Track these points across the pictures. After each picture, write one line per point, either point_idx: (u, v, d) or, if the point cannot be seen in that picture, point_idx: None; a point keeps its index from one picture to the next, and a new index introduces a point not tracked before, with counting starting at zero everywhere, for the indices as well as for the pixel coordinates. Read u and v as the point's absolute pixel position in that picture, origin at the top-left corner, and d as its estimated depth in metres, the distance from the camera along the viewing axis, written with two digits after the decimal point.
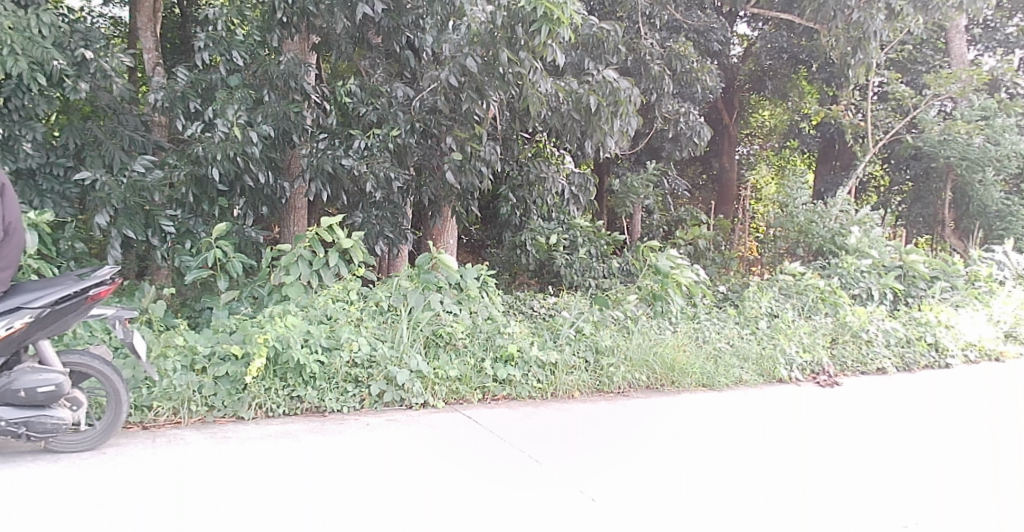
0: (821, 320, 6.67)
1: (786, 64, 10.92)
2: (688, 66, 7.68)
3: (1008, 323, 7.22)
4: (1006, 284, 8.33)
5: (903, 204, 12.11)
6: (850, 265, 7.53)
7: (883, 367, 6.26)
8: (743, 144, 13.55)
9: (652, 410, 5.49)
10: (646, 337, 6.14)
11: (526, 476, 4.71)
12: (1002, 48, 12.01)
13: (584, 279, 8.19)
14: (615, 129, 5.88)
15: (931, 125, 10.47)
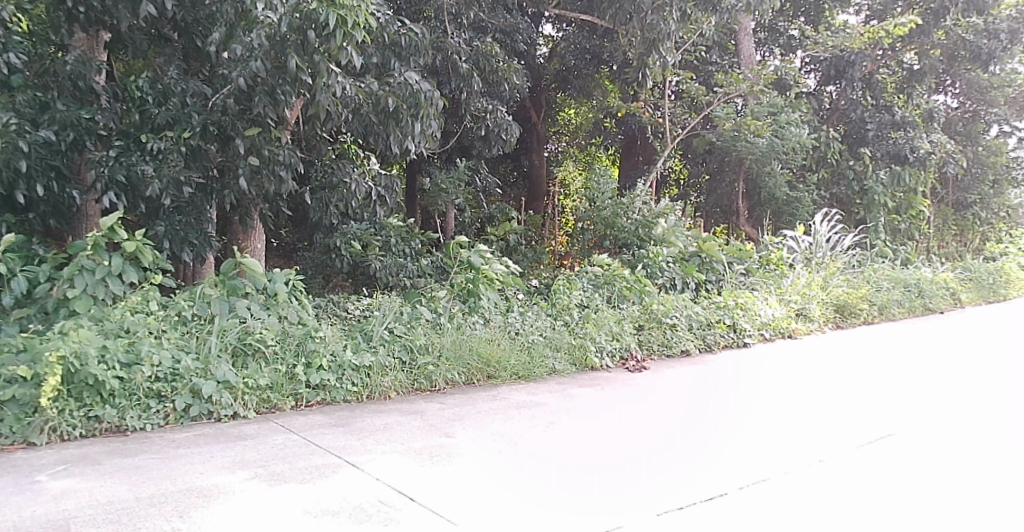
0: (629, 307, 7.23)
1: (588, 65, 11.28)
2: (493, 64, 7.91)
3: (796, 303, 8.29)
4: (795, 269, 9.11)
5: (698, 197, 13.33)
6: (656, 256, 8.15)
7: (686, 349, 6.98)
8: (552, 142, 13.86)
9: (475, 410, 5.71)
10: (461, 334, 6.28)
11: (340, 482, 4.60)
12: (786, 50, 13.49)
13: (398, 279, 8.03)
14: (417, 131, 6.12)
15: (723, 121, 11.34)
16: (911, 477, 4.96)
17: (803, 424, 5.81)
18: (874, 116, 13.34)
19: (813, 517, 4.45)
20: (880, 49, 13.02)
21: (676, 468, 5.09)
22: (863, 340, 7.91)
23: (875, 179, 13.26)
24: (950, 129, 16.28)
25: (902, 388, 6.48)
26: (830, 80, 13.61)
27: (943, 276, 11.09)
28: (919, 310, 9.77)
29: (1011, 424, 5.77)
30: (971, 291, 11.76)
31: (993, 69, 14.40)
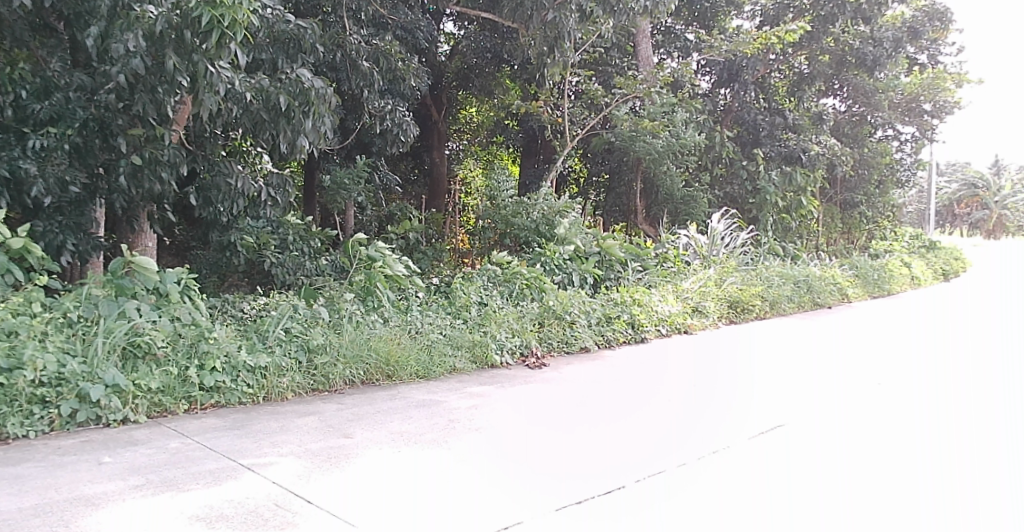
0: (528, 305, 7.41)
1: (489, 63, 11.58)
2: (393, 63, 8.16)
3: (692, 300, 8.63)
4: (692, 269, 9.57)
5: (599, 197, 13.57)
6: (554, 253, 8.43)
7: (585, 345, 7.20)
8: (453, 141, 13.93)
9: (375, 408, 5.75)
10: (360, 333, 6.32)
11: (234, 486, 4.50)
12: (683, 53, 13.95)
13: (296, 277, 8.00)
14: (311, 128, 6.41)
15: (622, 121, 11.57)
16: (797, 468, 5.19)
17: (700, 415, 6.01)
18: (767, 118, 14.31)
19: (704, 507, 4.61)
20: (771, 53, 13.69)
21: (575, 463, 5.20)
22: (760, 336, 8.22)
23: (767, 181, 13.88)
24: (838, 131, 16.81)
25: (793, 379, 6.76)
26: (724, 84, 14.29)
27: (830, 274, 11.68)
28: (808, 305, 10.14)
29: (892, 413, 6.10)
30: (859, 286, 12.38)
31: (879, 76, 15.25)
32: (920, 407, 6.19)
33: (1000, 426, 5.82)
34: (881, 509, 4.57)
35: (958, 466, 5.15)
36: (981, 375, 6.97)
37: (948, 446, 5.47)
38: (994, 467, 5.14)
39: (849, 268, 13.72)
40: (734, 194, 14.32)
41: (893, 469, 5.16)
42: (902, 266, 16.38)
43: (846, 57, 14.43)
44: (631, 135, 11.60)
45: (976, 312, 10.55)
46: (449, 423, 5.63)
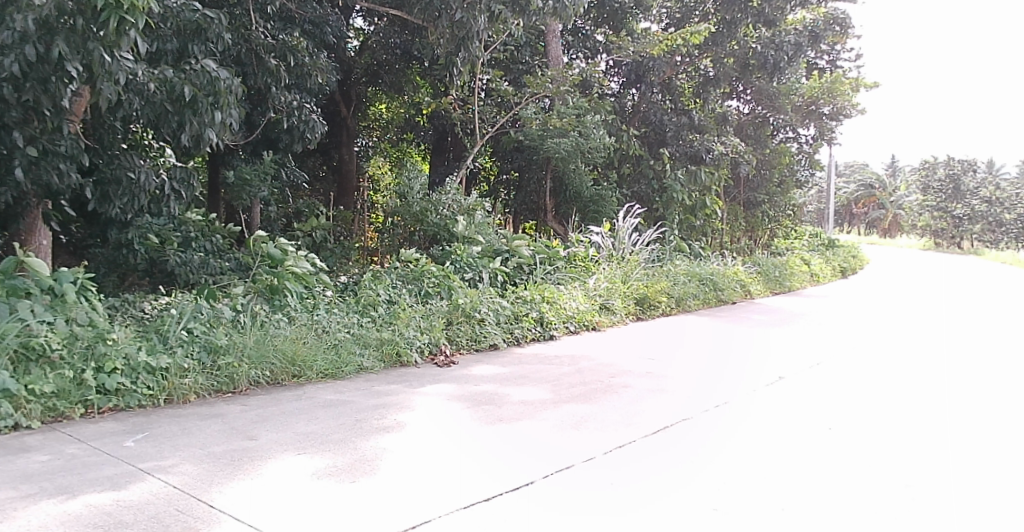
0: (437, 303, 7.52)
1: (399, 59, 11.85)
2: (300, 60, 8.68)
3: (600, 297, 8.89)
4: (602, 265, 9.82)
5: (509, 194, 13.57)
6: (463, 251, 8.57)
7: (495, 342, 7.34)
8: (362, 137, 13.88)
9: (280, 409, 5.70)
10: (264, 332, 6.31)
11: (135, 488, 4.42)
12: (591, 53, 14.17)
13: (199, 277, 7.84)
14: (217, 120, 6.39)
15: (530, 121, 11.82)
16: (701, 463, 5.34)
17: (606, 410, 6.11)
18: (673, 119, 14.55)
19: (610, 504, 4.71)
20: (678, 55, 14.13)
21: (483, 460, 5.25)
22: (667, 333, 8.42)
23: (672, 179, 14.20)
24: (741, 132, 17.49)
25: (697, 374, 6.95)
26: (632, 84, 14.42)
27: (733, 272, 12.08)
28: (713, 301, 10.61)
29: (792, 404, 6.32)
30: (761, 284, 12.91)
31: (781, 79, 16.03)
32: (818, 399, 6.43)
33: (886, 415, 6.12)
34: (779, 501, 4.75)
35: (846, 457, 5.39)
36: (869, 367, 7.33)
37: (841, 437, 5.72)
38: (881, 457, 5.41)
39: (752, 265, 14.27)
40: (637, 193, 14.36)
41: (790, 460, 5.35)
42: (802, 263, 17.07)
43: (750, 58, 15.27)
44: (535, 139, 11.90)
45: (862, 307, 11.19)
46: (357, 423, 5.62)
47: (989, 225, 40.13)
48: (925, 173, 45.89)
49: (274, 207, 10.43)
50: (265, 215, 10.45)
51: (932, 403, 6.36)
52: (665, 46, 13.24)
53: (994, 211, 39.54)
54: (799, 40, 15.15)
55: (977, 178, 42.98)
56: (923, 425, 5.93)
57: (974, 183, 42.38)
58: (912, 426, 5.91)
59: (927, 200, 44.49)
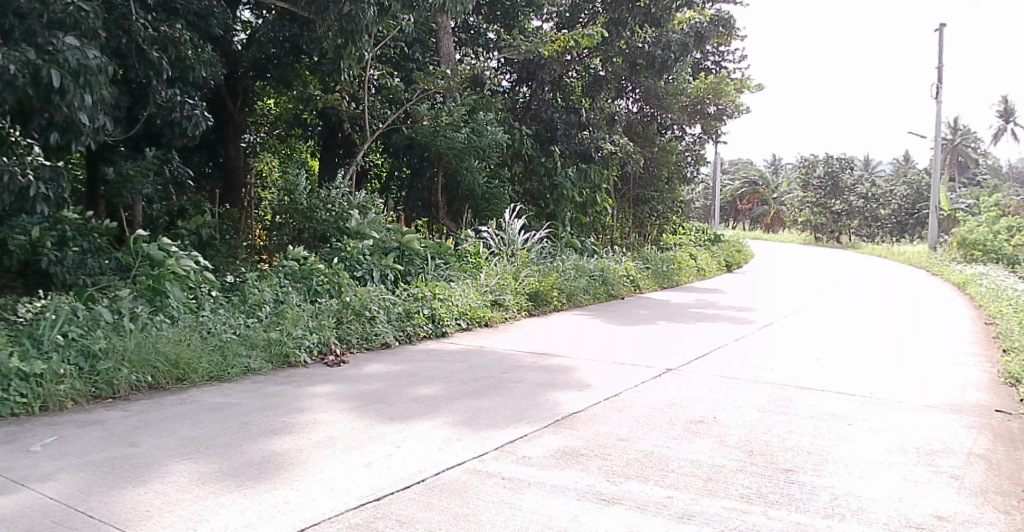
0: (327, 301, 7.60)
1: (287, 54, 11.51)
2: (184, 53, 8.75)
3: (492, 293, 9.19)
4: (495, 262, 10.27)
5: (400, 191, 13.72)
6: (353, 248, 8.72)
7: (387, 341, 7.44)
8: (250, 132, 13.28)
9: (164, 414, 5.57)
10: (146, 335, 6.21)
11: (9, 502, 4.23)
12: (484, 50, 14.69)
13: (78, 277, 7.53)
14: (87, 102, 6.70)
15: (422, 117, 12.09)
16: (595, 455, 5.47)
17: (501, 405, 6.15)
18: (563, 117, 15.03)
19: (508, 497, 4.80)
20: (569, 54, 14.68)
21: (377, 458, 5.26)
22: (558, 329, 8.56)
23: (563, 176, 14.69)
24: (631, 130, 17.82)
25: (587, 368, 7.09)
26: (524, 81, 14.92)
27: (625, 267, 12.89)
28: (603, 295, 11.36)
29: (681, 394, 6.49)
30: (649, 278, 13.66)
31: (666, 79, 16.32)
32: (705, 389, 6.64)
33: (770, 402, 6.37)
34: (672, 493, 4.96)
35: (732, 450, 5.59)
36: (747, 355, 7.69)
37: (727, 424, 5.95)
38: (766, 448, 5.62)
39: (641, 260, 14.85)
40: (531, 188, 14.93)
41: (679, 455, 5.51)
42: (688, 257, 17.90)
43: (637, 57, 15.22)
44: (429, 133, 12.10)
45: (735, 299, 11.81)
46: (245, 424, 5.57)
47: (865, 221, 44.27)
48: (805, 170, 47.51)
49: (157, 204, 9.98)
50: (148, 213, 10.04)
51: (803, 389, 6.66)
52: (558, 46, 14.26)
53: (869, 207, 43.64)
54: (685, 40, 15.34)
55: (856, 174, 45.25)
56: (804, 412, 6.19)
57: (851, 179, 44.55)
58: (795, 414, 6.14)
59: (808, 196, 46.44)
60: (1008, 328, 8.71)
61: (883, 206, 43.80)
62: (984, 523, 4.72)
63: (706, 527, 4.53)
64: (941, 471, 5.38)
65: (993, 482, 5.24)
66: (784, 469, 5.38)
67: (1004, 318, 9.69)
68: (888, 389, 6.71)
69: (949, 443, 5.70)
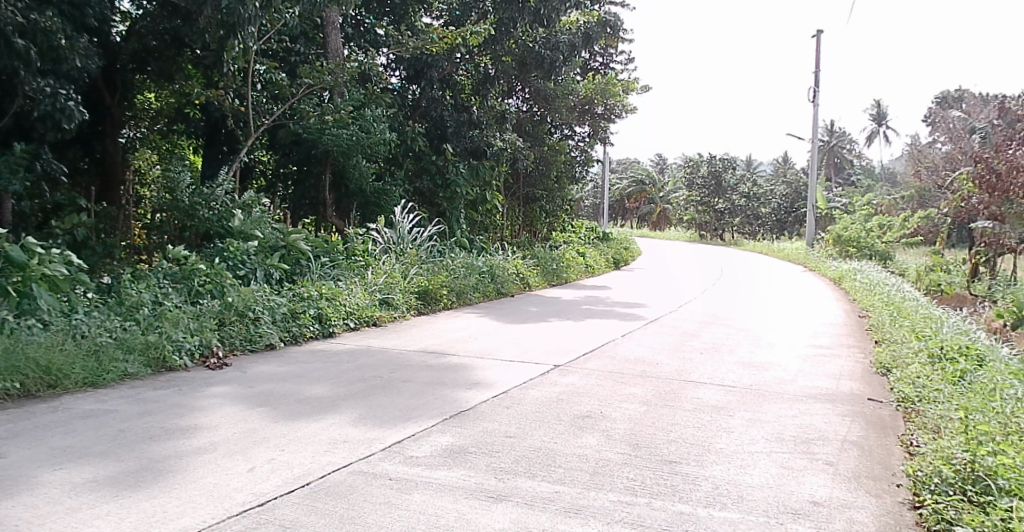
0: (209, 302, 7.47)
1: (168, 46, 11.16)
2: (57, 42, 8.68)
3: (379, 293, 9.42)
4: (382, 261, 10.54)
5: (286, 189, 13.79)
6: (236, 248, 8.68)
7: (271, 342, 7.42)
8: (127, 129, 12.60)
9: (33, 424, 5.27)
10: (14, 341, 5.90)
11: None
12: (372, 46, 15.06)
13: None
14: None
15: (308, 114, 12.38)
16: (483, 453, 5.45)
17: (390, 407, 6.09)
18: (453, 116, 15.01)
19: (395, 497, 4.72)
20: (457, 53, 14.93)
21: (260, 462, 5.09)
22: (451, 330, 8.64)
23: (455, 173, 15.01)
24: (520, 129, 18.24)
25: (475, 365, 7.15)
26: (414, 79, 14.95)
27: (515, 266, 13.58)
28: (491, 293, 11.93)
29: (571, 391, 6.54)
30: (538, 276, 14.33)
31: (555, 79, 16.88)
32: (594, 385, 6.72)
33: (657, 396, 6.50)
34: (559, 489, 4.97)
35: (619, 444, 5.66)
36: (633, 352, 7.94)
37: (615, 418, 6.05)
38: (653, 441, 5.72)
39: (531, 259, 15.56)
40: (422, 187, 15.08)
41: (569, 450, 5.54)
42: (577, 257, 18.70)
43: (527, 56, 15.85)
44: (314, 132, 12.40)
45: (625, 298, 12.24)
46: (122, 431, 5.34)
47: (747, 219, 47.01)
48: (687, 169, 48.68)
49: (28, 201, 9.57)
50: (17, 212, 9.51)
51: (686, 383, 6.86)
52: (445, 43, 14.11)
53: (751, 206, 46.45)
54: (572, 41, 15.95)
55: (737, 175, 47.58)
56: (689, 405, 6.35)
57: (733, 179, 46.08)
58: (685, 410, 6.24)
59: (691, 195, 47.89)
60: (878, 324, 9.32)
61: (762, 205, 46.67)
62: (857, 507, 4.94)
63: (590, 521, 4.55)
64: (816, 458, 5.61)
65: (865, 468, 5.51)
66: (668, 461, 5.47)
67: (873, 313, 10.37)
68: (767, 381, 7.01)
69: (825, 432, 5.97)
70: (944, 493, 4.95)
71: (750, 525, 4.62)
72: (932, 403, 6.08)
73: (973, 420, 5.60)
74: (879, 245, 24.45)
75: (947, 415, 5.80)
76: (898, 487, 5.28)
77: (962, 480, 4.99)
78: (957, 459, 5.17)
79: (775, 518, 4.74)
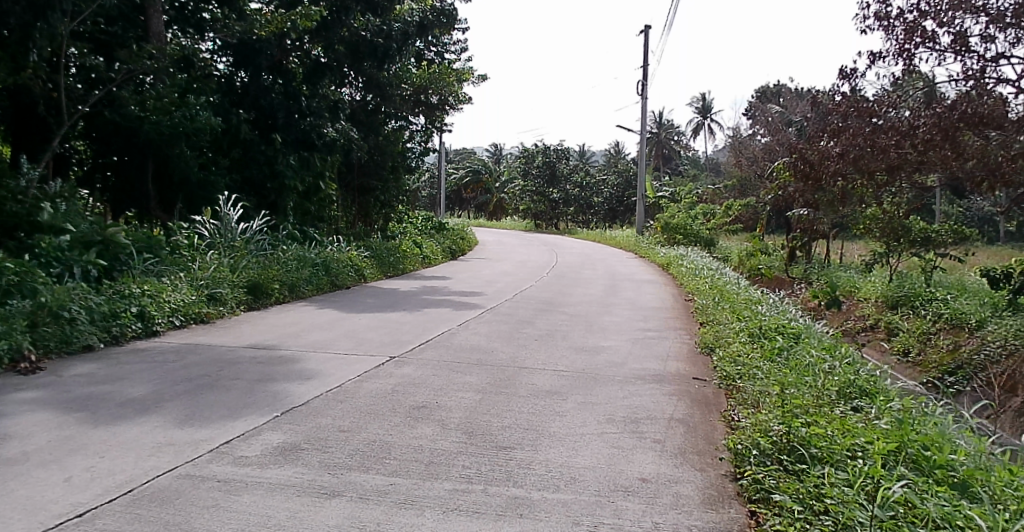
0: (18, 302, 6.96)
1: None
2: None
3: (206, 288, 9.20)
4: (208, 256, 10.32)
5: (105, 182, 13.74)
6: (48, 244, 8.27)
7: (90, 344, 7.02)
8: None
9: None
10: None
11: None
12: (197, 32, 14.71)
13: None
14: None
15: (128, 100, 12.47)
16: (316, 449, 5.32)
17: (215, 406, 5.90)
18: (282, 103, 14.92)
19: (223, 500, 4.50)
20: (285, 39, 14.78)
21: (77, 471, 4.74)
22: (281, 326, 8.56)
23: (283, 164, 15.15)
24: (354, 118, 18.32)
25: (308, 360, 7.12)
26: (241, 65, 14.86)
27: (349, 257, 13.90)
28: (326, 284, 12.04)
29: (404, 385, 6.53)
30: (373, 267, 14.70)
31: (387, 69, 16.91)
32: (425, 377, 6.76)
33: (488, 386, 6.60)
34: (393, 481, 4.90)
35: (451, 431, 5.71)
36: (469, 343, 8.13)
37: (449, 407, 6.11)
38: (486, 428, 5.80)
39: (368, 251, 16.03)
40: (254, 173, 15.05)
41: (403, 441, 5.53)
42: (414, 248, 19.24)
43: (359, 45, 15.85)
44: (133, 118, 12.59)
45: (464, 288, 12.56)
46: None
47: (581, 208, 50.03)
48: (523, 159, 51.03)
49: None
50: None
51: (511, 371, 7.05)
52: (274, 28, 14.25)
53: (585, 195, 49.49)
54: (406, 29, 16.20)
55: (569, 164, 50.48)
56: (519, 392, 6.51)
57: (564, 169, 49.78)
58: (516, 399, 6.35)
59: (528, 184, 50.30)
60: (704, 309, 10.03)
61: (597, 194, 49.51)
62: (682, 482, 5.17)
63: (425, 510, 4.49)
64: (646, 437, 5.84)
65: (690, 443, 5.78)
66: (503, 447, 5.54)
67: (699, 297, 11.18)
68: (598, 366, 7.32)
69: (652, 412, 6.26)
70: (762, 464, 5.20)
71: (582, 505, 4.72)
72: (751, 379, 6.49)
73: (788, 394, 5.97)
74: (702, 231, 26.49)
75: (765, 391, 6.15)
76: (720, 461, 5.56)
77: (778, 450, 5.26)
78: (774, 431, 5.46)
79: (606, 497, 4.87)
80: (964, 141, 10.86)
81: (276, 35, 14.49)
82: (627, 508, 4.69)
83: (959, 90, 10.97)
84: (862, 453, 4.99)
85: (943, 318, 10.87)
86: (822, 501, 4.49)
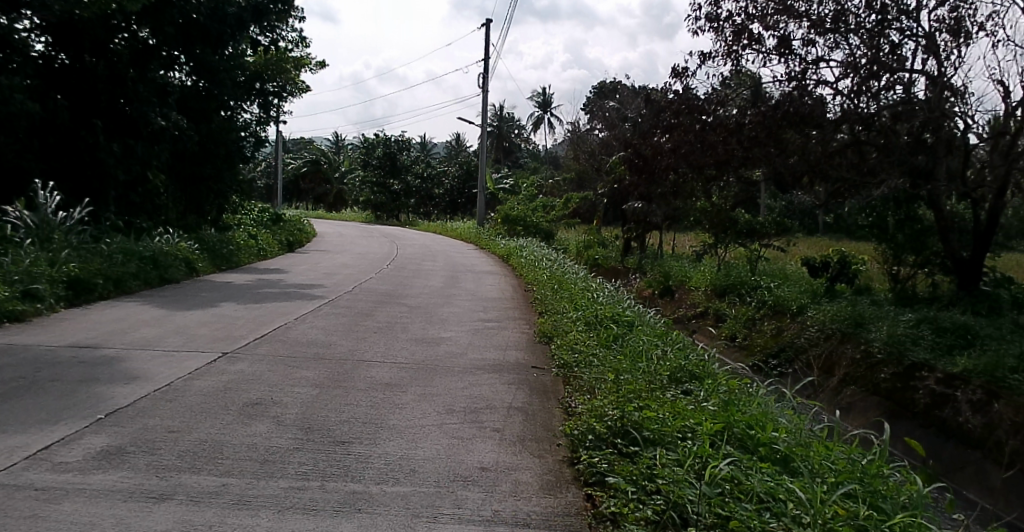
0: None
1: None
2: None
3: (21, 284, 8.62)
4: (24, 248, 9.91)
5: None
6: None
7: None
8: None
9: None
10: None
11: None
12: None
13: None
14: None
15: None
16: (143, 451, 5.04)
17: (31, 411, 5.53)
18: (104, 84, 14.96)
19: (39, 509, 4.09)
20: (112, 20, 14.64)
21: None
22: (104, 324, 8.14)
23: (107, 151, 14.93)
24: (185, 105, 17.69)
25: (132, 360, 6.79)
26: (63, 47, 14.55)
27: (178, 249, 13.43)
28: (156, 279, 11.59)
29: (235, 383, 6.34)
30: (204, 260, 14.24)
31: (224, 54, 17.74)
32: (255, 373, 6.62)
33: (323, 382, 6.53)
34: (225, 481, 4.65)
35: (285, 428, 5.58)
36: (308, 338, 8.01)
37: (285, 404, 6.00)
38: (320, 424, 5.70)
39: (199, 245, 15.48)
40: (72, 162, 14.91)
41: (235, 439, 5.35)
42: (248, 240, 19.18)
43: (191, 28, 16.66)
44: None
45: (302, 281, 12.41)
46: None
47: (423, 199, 50.98)
48: (365, 151, 51.38)
49: None
50: None
51: (341, 365, 7.02)
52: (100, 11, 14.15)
53: (426, 187, 50.58)
54: (240, 15, 17.28)
55: (411, 155, 51.53)
56: (354, 386, 6.46)
57: (405, 160, 50.85)
58: (354, 393, 6.31)
59: (367, 175, 50.78)
60: (542, 299, 10.40)
61: (437, 186, 50.84)
62: (521, 469, 5.21)
63: (260, 511, 4.24)
64: (486, 427, 5.90)
65: (529, 431, 5.89)
66: (342, 442, 5.44)
67: (538, 287, 11.54)
68: (436, 359, 7.39)
69: (491, 402, 6.36)
70: (598, 448, 5.33)
71: (420, 497, 4.63)
72: (587, 367, 6.72)
73: (621, 380, 6.18)
74: (542, 223, 27.52)
75: (600, 378, 6.38)
76: (558, 447, 5.69)
77: (613, 434, 5.42)
78: (608, 416, 5.63)
79: (446, 487, 4.82)
80: (786, 139, 12.19)
81: (100, 15, 14.33)
82: (466, 498, 4.65)
83: (783, 90, 12.16)
84: (691, 434, 5.19)
85: (767, 305, 11.64)
86: (653, 481, 4.58)
